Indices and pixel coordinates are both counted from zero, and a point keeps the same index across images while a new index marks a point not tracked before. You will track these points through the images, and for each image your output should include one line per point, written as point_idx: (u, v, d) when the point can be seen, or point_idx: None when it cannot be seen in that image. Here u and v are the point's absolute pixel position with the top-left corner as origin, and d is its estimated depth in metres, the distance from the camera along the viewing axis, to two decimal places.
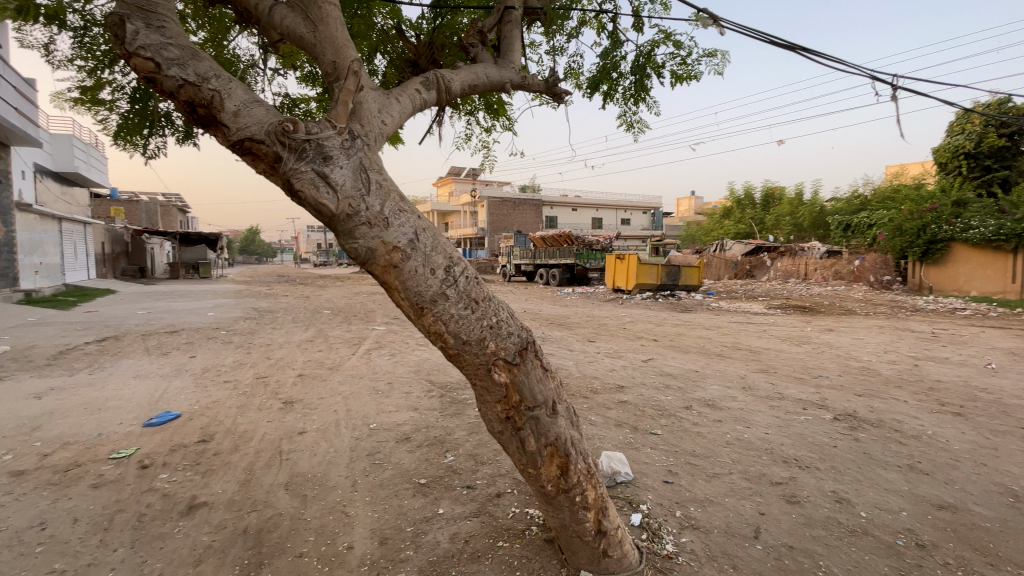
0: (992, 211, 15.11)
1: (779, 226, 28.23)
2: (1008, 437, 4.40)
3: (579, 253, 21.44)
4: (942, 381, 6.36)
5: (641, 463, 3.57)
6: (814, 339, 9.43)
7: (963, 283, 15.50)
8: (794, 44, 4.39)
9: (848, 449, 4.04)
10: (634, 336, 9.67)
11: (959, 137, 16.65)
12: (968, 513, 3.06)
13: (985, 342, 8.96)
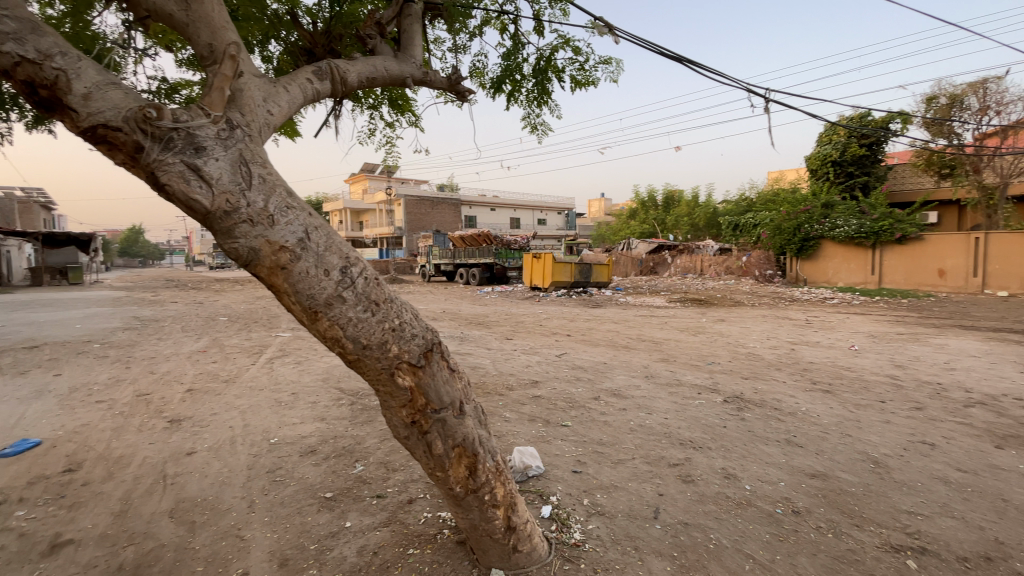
0: (854, 212, 17.42)
1: (678, 226, 30.52)
2: (865, 410, 5.08)
3: (498, 253, 21.63)
4: (813, 363, 7.22)
5: (552, 455, 3.66)
6: (709, 329, 10.30)
7: (831, 275, 17.92)
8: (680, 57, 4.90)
9: (735, 428, 4.45)
10: (550, 333, 9.94)
11: (827, 147, 18.93)
12: (834, 479, 3.48)
13: (847, 327, 10.32)
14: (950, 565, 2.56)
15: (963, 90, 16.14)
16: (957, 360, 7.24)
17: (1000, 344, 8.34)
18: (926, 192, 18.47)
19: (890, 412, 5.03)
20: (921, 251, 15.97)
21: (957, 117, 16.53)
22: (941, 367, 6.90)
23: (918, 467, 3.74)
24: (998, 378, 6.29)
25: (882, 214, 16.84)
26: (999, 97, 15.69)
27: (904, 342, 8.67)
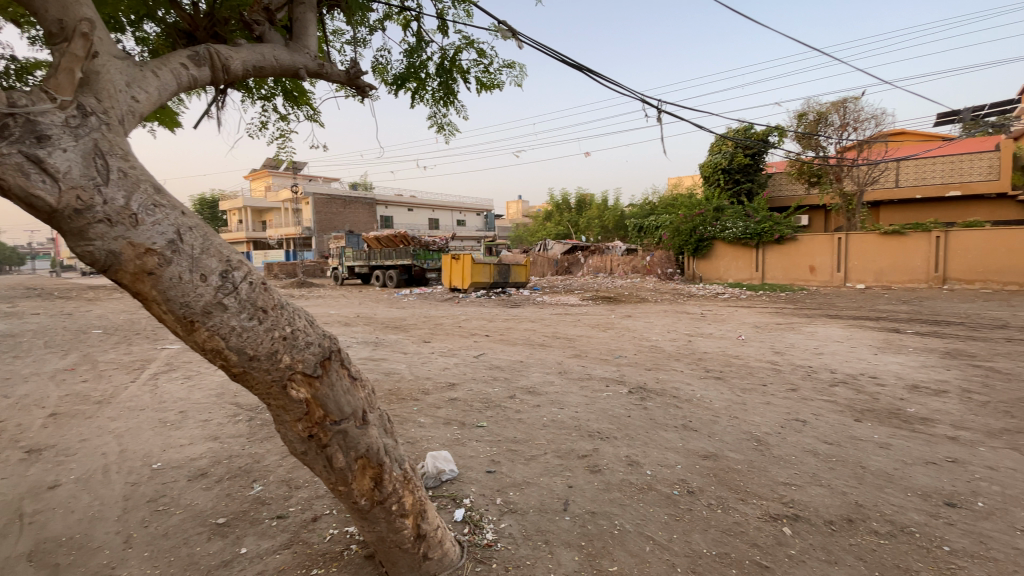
0: (740, 215, 19.29)
1: (590, 228, 31.88)
2: (750, 393, 5.65)
3: (415, 254, 21.20)
4: (707, 352, 7.90)
5: (465, 457, 3.65)
6: (618, 325, 10.88)
7: (723, 273, 19.76)
8: (580, 65, 5.14)
9: (639, 417, 4.73)
10: (467, 333, 9.93)
11: (717, 156, 20.76)
12: (723, 458, 3.82)
13: (736, 319, 11.42)
14: (817, 527, 2.91)
15: (827, 108, 18.49)
16: (823, 345, 8.30)
17: (856, 330, 9.69)
18: (799, 198, 20.88)
19: (771, 394, 5.63)
20: (796, 250, 18.13)
21: (823, 132, 18.91)
22: (811, 351, 7.86)
23: (793, 442, 4.22)
24: (854, 359, 7.29)
25: (764, 217, 18.74)
26: (855, 116, 18.18)
27: (782, 331, 9.76)
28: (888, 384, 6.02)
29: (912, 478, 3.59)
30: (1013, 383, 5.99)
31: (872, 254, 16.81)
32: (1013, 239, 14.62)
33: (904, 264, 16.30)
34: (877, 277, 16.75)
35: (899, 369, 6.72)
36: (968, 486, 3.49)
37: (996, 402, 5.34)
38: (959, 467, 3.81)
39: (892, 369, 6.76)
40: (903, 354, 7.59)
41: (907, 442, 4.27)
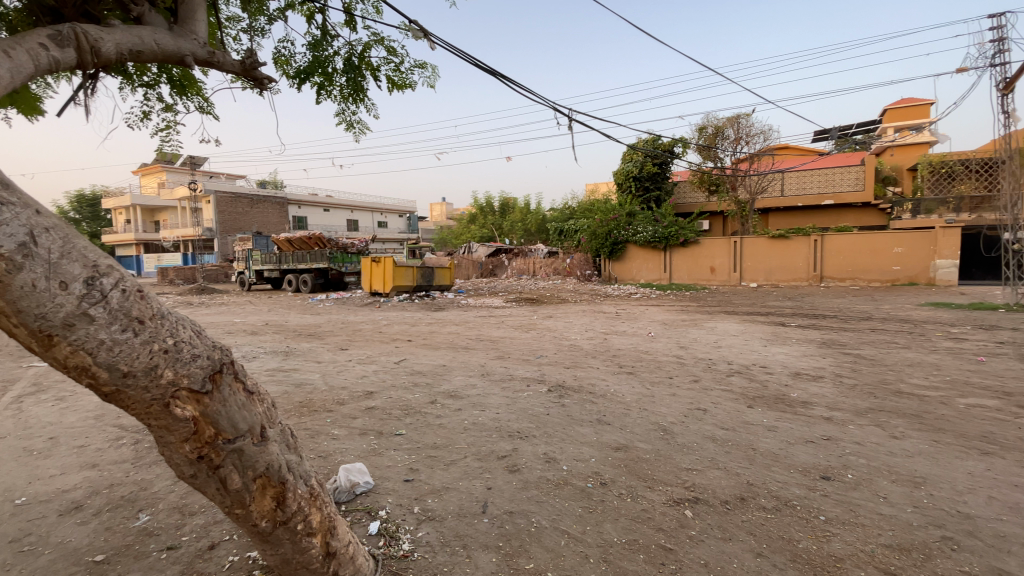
0: (650, 220, 20.56)
1: (513, 231, 32.33)
2: (659, 386, 6.04)
3: (332, 257, 20.22)
4: (622, 349, 8.32)
5: (383, 467, 3.54)
6: (539, 326, 11.13)
7: (635, 273, 20.96)
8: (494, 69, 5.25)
9: (557, 414, 4.88)
10: (388, 339, 9.65)
11: (629, 164, 21.94)
12: (634, 449, 4.05)
13: (648, 317, 12.15)
14: (714, 508, 3.17)
15: (724, 123, 20.29)
16: (722, 339, 9.07)
17: (751, 324, 10.71)
18: (701, 205, 22.65)
19: (678, 385, 6.05)
20: (700, 252, 19.67)
21: (720, 145, 20.70)
22: (713, 345, 8.56)
23: (695, 429, 4.56)
24: (748, 351, 8.05)
25: (671, 222, 20.09)
26: (747, 131, 20.10)
27: (688, 327, 10.54)
28: (776, 373, 6.71)
29: (793, 456, 4.03)
30: (874, 368, 6.94)
31: (763, 256, 18.68)
32: (873, 242, 16.95)
33: (789, 264, 18.29)
34: (767, 276, 18.65)
35: (785, 359, 7.52)
36: (839, 460, 3.97)
37: (861, 385, 6.15)
38: (832, 443, 4.33)
39: (779, 358, 7.56)
40: (788, 345, 8.51)
41: (791, 424, 4.79)
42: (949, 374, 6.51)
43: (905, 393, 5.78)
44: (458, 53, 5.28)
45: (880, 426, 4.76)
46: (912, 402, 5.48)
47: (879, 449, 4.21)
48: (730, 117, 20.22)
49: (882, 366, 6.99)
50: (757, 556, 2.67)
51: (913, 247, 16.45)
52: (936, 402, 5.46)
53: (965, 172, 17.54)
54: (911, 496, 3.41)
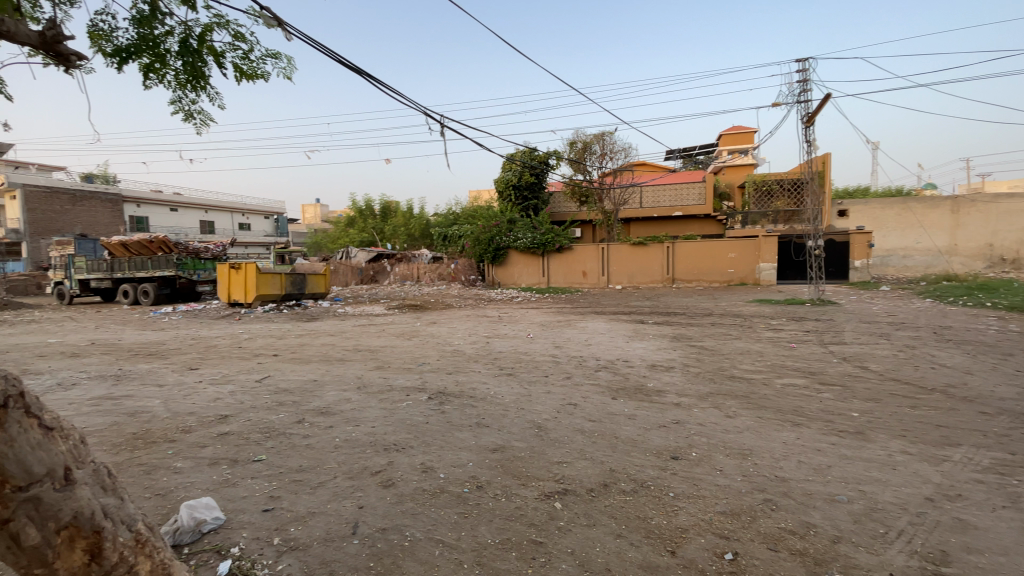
0: (529, 227, 21.43)
1: (395, 235, 31.37)
2: (536, 385, 6.31)
3: (181, 263, 17.70)
4: (502, 351, 8.54)
5: (237, 500, 3.18)
6: (421, 332, 10.95)
7: (517, 278, 21.69)
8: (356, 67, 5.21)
9: (436, 422, 4.83)
10: (249, 355, 8.71)
11: (508, 173, 22.68)
12: (510, 449, 4.18)
13: (528, 319, 12.64)
14: (581, 497, 3.39)
15: (591, 139, 21.98)
16: (593, 337, 9.79)
17: (617, 323, 11.71)
18: (573, 214, 24.23)
19: (552, 383, 6.40)
20: (573, 258, 21.03)
21: (588, 159, 22.38)
22: (584, 343, 9.19)
23: (566, 424, 4.85)
24: (615, 347, 8.81)
25: (547, 229, 21.13)
26: (611, 147, 22.00)
27: (563, 327, 11.18)
28: (637, 366, 7.42)
29: (650, 441, 4.48)
30: (714, 357, 8.04)
31: (627, 261, 20.58)
32: (713, 249, 19.64)
33: (648, 268, 20.38)
34: (630, 279, 20.59)
35: (645, 352, 8.36)
36: (686, 441, 4.52)
37: (704, 372, 7.08)
38: (681, 426, 4.90)
39: (640, 353, 8.38)
40: (648, 340, 9.47)
41: (648, 411, 5.33)
42: (769, 359, 7.80)
43: (737, 378, 6.79)
44: (312, 43, 5.08)
45: (719, 408, 5.51)
46: (743, 385, 6.45)
47: (717, 428, 4.87)
48: (596, 134, 21.98)
49: (721, 355, 8.13)
50: (617, 537, 2.92)
51: (743, 253, 19.41)
52: (759, 383, 6.50)
53: (780, 190, 21.05)
54: (741, 466, 4.00)
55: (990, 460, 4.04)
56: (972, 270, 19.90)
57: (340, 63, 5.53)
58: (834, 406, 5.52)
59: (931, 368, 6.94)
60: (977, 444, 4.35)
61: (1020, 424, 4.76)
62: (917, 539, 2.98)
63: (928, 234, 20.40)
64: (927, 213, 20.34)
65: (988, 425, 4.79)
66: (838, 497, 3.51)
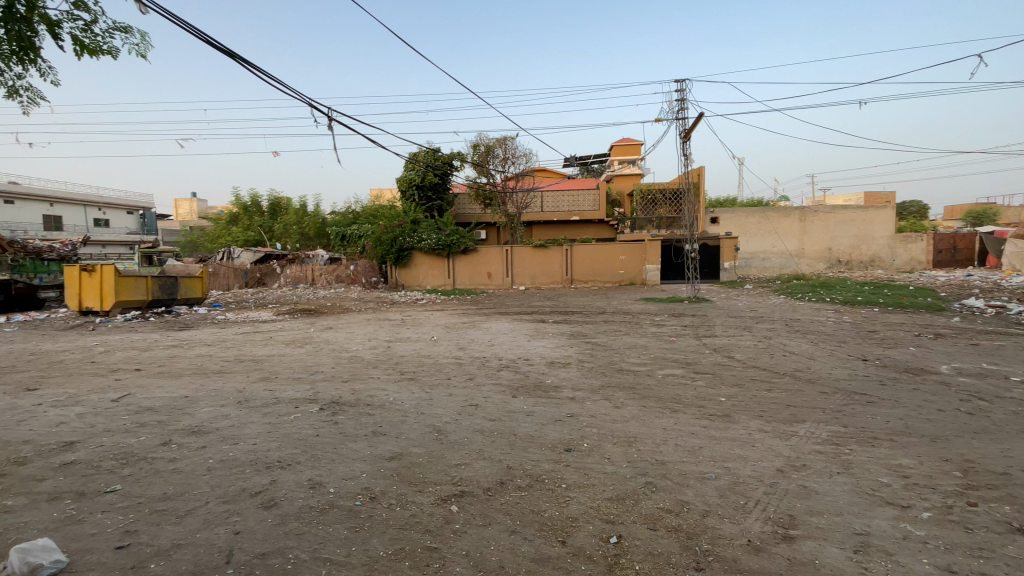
0: (433, 228, 21.13)
1: (287, 234, 29.03)
2: (436, 388, 6.24)
3: (18, 265, 14.90)
4: (403, 356, 8.32)
5: (82, 539, 2.74)
6: (314, 339, 10.29)
7: (420, 280, 21.26)
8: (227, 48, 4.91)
9: (327, 434, 4.57)
10: (104, 370, 7.55)
11: (411, 172, 22.19)
12: (407, 456, 4.09)
13: (430, 321, 12.46)
14: (478, 498, 3.42)
15: (494, 143, 22.30)
16: (495, 337, 9.92)
17: (519, 323, 12.00)
18: (477, 216, 24.36)
19: (453, 385, 6.37)
20: (477, 259, 21.15)
21: (491, 163, 22.66)
22: (486, 344, 9.29)
23: (465, 425, 4.86)
24: (516, 346, 9.01)
25: (452, 230, 21.02)
26: (513, 152, 22.49)
27: (467, 329, 11.19)
28: (536, 363, 7.67)
29: (545, 436, 4.65)
30: (606, 352, 8.58)
31: (529, 262, 21.18)
32: (607, 252, 20.96)
33: (549, 270, 21.15)
34: (532, 280, 21.21)
35: (544, 350, 8.66)
36: (579, 433, 4.76)
37: (597, 367, 7.51)
38: (575, 420, 5.15)
39: (540, 351, 8.67)
40: (547, 339, 9.84)
41: (546, 407, 5.53)
42: (653, 352, 8.50)
43: (626, 371, 7.31)
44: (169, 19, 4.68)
45: (609, 400, 5.89)
46: (631, 377, 6.96)
47: (607, 418, 5.20)
48: (498, 138, 22.34)
49: (612, 350, 8.69)
50: (511, 533, 3.00)
51: (632, 255, 20.96)
52: (645, 375, 7.06)
53: (663, 199, 23.08)
54: (627, 454, 4.30)
55: (826, 432, 4.78)
56: (815, 270, 23.44)
57: (206, 43, 5.16)
58: (707, 393, 6.17)
59: (783, 355, 8.06)
60: (817, 419, 5.14)
61: (847, 400, 5.70)
62: (771, 507, 3.43)
63: (782, 239, 23.60)
64: (783, 220, 23.47)
65: (825, 402, 5.67)
66: (708, 474, 3.93)
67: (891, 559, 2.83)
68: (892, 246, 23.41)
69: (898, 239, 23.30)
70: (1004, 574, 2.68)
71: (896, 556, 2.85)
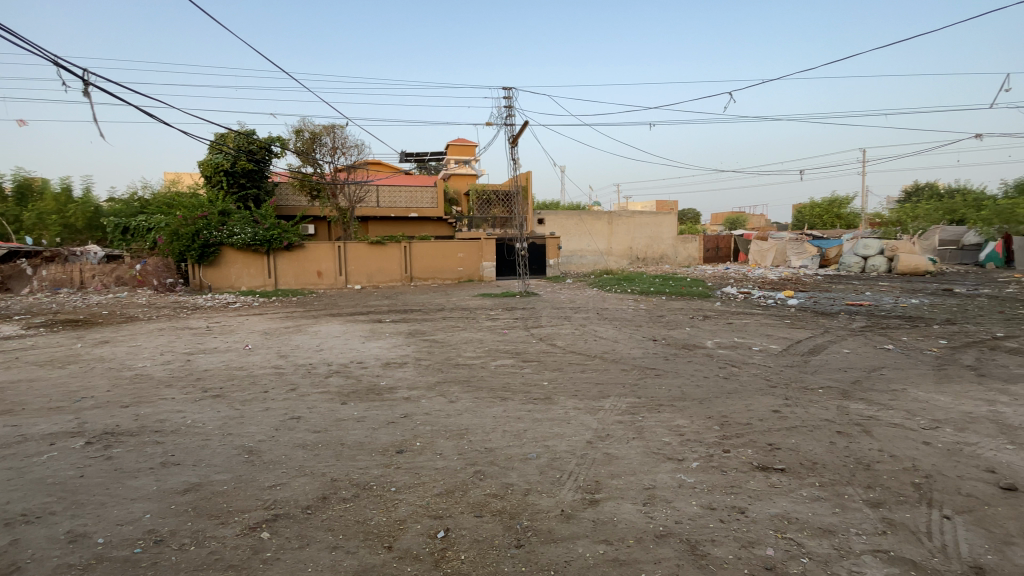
0: (248, 221, 18.71)
1: (41, 226, 22.54)
2: (250, 403, 5.55)
3: None
4: (209, 369, 7.20)
5: None
6: (82, 356, 8.26)
7: (234, 280, 18.66)
8: None
9: (96, 472, 3.72)
10: None
11: (218, 156, 19.32)
12: (207, 486, 3.55)
13: (246, 327, 11.03)
14: (295, 519, 3.15)
15: (320, 131, 20.74)
16: (324, 341, 9.24)
17: (352, 324, 11.37)
18: (303, 209, 22.31)
19: (271, 398, 5.72)
20: (304, 257, 19.45)
21: (318, 151, 21.03)
22: (313, 349, 8.57)
23: (284, 441, 4.41)
24: (348, 349, 8.54)
25: (271, 224, 18.88)
26: (342, 142, 21.18)
27: (291, 334, 10.18)
28: (369, 365, 7.37)
29: (376, 440, 4.48)
30: (443, 348, 8.69)
31: (364, 260, 20.23)
32: (444, 249, 21.16)
33: (386, 268, 20.48)
34: (369, 279, 20.32)
35: (379, 351, 8.37)
36: (411, 432, 4.70)
37: (433, 364, 7.54)
38: (408, 419, 5.07)
39: (373, 352, 8.34)
40: (383, 339, 9.52)
41: (378, 410, 5.33)
42: (486, 345, 8.88)
43: (460, 365, 7.47)
44: None
45: (443, 395, 5.95)
46: (466, 370, 7.15)
47: (440, 414, 5.25)
48: (326, 126, 20.85)
49: (448, 346, 8.84)
50: (332, 550, 2.83)
51: (470, 253, 21.54)
52: (478, 367, 7.31)
53: (496, 199, 24.22)
54: (458, 446, 4.38)
55: (626, 403, 5.57)
56: (622, 266, 27.10)
57: None
58: (533, 379, 6.68)
59: (595, 339, 9.15)
60: (619, 393, 5.96)
61: (643, 374, 6.75)
62: (582, 476, 3.86)
63: (595, 240, 26.76)
64: (596, 223, 26.58)
65: (626, 378, 6.62)
66: (530, 455, 4.24)
67: (670, 505, 3.42)
68: (676, 246, 28.39)
69: (680, 240, 28.33)
70: (744, 502, 3.45)
71: (673, 502, 3.46)
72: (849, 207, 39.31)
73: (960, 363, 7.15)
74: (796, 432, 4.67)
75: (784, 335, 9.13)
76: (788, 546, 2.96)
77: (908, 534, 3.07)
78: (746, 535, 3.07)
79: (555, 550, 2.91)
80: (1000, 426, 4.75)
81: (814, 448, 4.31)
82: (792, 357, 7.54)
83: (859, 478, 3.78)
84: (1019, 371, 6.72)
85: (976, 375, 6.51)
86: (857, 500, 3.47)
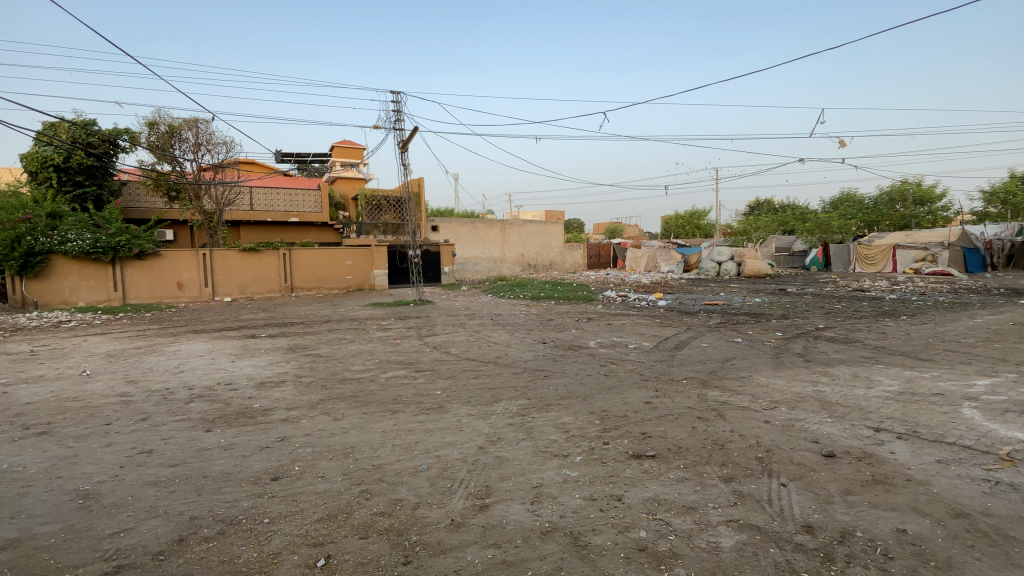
0: (87, 225, 15.96)
1: None
2: (88, 439, 4.72)
3: None
4: (31, 402, 5.98)
5: None
6: None
7: (68, 295, 15.79)
8: None
9: None
10: None
11: (46, 148, 16.25)
12: (28, 541, 2.96)
13: (83, 350, 9.35)
14: (143, 568, 2.75)
15: (180, 124, 18.50)
16: (185, 362, 8.20)
17: (220, 341, 10.22)
18: (159, 211, 19.71)
19: (115, 432, 4.91)
20: (160, 267, 17.12)
21: (177, 147, 18.71)
22: (171, 372, 7.52)
23: (131, 480, 3.82)
24: (215, 369, 7.65)
25: (118, 229, 16.35)
26: (207, 137, 19.05)
27: (142, 356, 8.81)
28: (242, 387, 6.67)
29: (247, 469, 4.07)
30: (327, 362, 8.17)
31: (236, 268, 18.37)
32: (331, 257, 20.01)
33: (262, 277, 18.79)
34: (241, 289, 18.49)
35: (253, 370, 7.60)
36: (289, 456, 4.35)
37: (316, 380, 7.07)
38: (286, 443, 4.68)
39: (246, 371, 7.55)
40: (258, 356, 8.71)
41: (250, 435, 4.85)
42: (375, 357, 8.54)
43: (348, 380, 7.07)
44: None
45: (327, 413, 5.59)
46: (353, 385, 6.80)
47: (324, 434, 4.91)
48: (187, 119, 18.65)
49: (334, 360, 8.33)
50: None
51: (359, 261, 20.61)
52: (367, 381, 6.99)
53: (387, 205, 23.50)
54: (342, 466, 4.15)
55: (516, 406, 5.72)
56: (514, 273, 27.78)
57: None
58: (426, 389, 6.56)
59: (488, 345, 9.26)
60: (510, 396, 6.10)
61: (533, 377, 6.99)
62: (472, 483, 3.87)
63: (489, 247, 27.12)
64: (489, 231, 26.91)
65: (517, 381, 6.78)
66: (420, 467, 4.15)
67: (556, 500, 3.58)
68: (563, 253, 29.92)
69: (567, 248, 29.98)
70: (621, 490, 3.73)
71: (559, 497, 3.62)
72: (706, 219, 44.67)
73: (791, 351, 8.47)
74: (664, 421, 5.16)
75: (656, 333, 10.04)
76: (658, 526, 3.26)
77: (755, 503, 3.55)
78: (622, 521, 3.31)
79: (444, 561, 2.89)
80: (821, 403, 5.71)
81: (680, 434, 4.80)
82: (662, 353, 8.35)
83: (715, 457, 4.29)
84: (834, 355, 8.16)
85: (804, 361, 7.77)
86: (715, 477, 3.93)
